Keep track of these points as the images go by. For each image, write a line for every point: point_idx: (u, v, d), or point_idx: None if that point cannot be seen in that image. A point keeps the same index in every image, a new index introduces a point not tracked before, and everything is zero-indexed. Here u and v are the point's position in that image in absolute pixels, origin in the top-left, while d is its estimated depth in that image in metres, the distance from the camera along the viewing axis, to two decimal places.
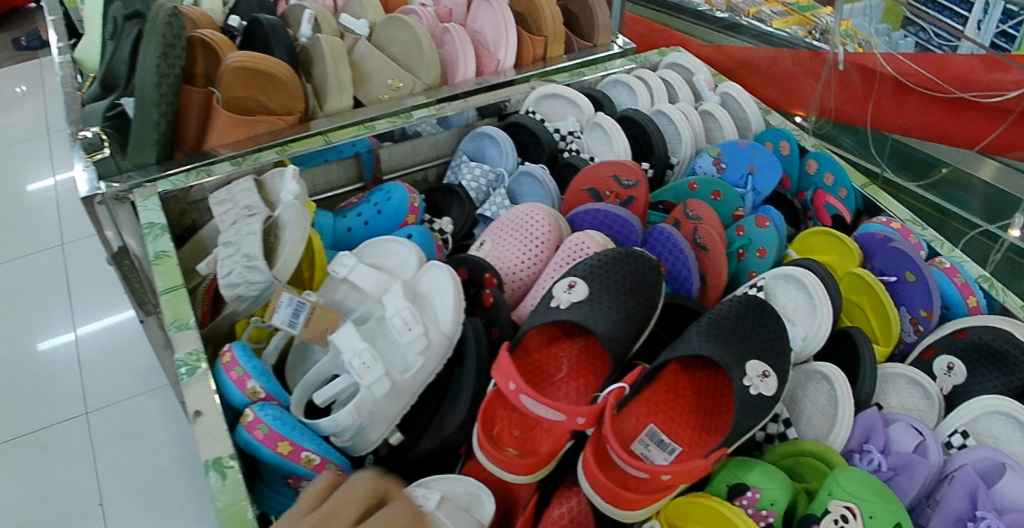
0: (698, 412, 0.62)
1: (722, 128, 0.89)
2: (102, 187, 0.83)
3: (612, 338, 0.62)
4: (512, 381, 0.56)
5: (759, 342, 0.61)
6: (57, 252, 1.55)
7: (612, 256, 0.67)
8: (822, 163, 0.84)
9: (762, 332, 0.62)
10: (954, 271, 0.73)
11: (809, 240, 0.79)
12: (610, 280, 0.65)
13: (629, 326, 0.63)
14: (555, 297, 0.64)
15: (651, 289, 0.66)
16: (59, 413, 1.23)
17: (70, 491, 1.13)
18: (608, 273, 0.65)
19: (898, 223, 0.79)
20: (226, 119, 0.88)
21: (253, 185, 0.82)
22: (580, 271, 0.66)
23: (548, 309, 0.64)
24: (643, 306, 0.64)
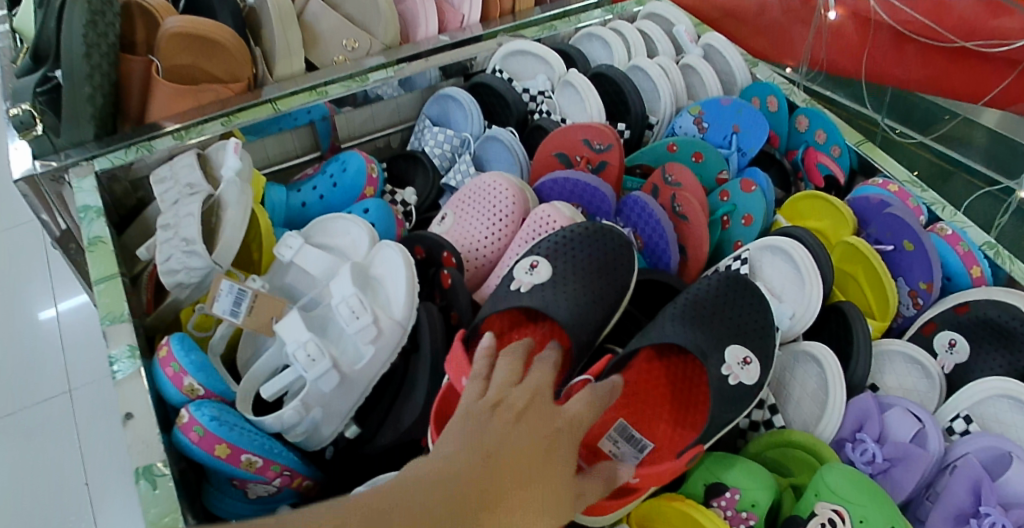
0: (673, 403, 0.57)
1: (704, 83, 0.82)
2: (37, 168, 0.76)
3: (577, 324, 0.57)
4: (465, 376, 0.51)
5: (742, 324, 0.56)
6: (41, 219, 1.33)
7: (581, 231, 0.61)
8: (813, 118, 0.77)
9: (745, 314, 0.57)
10: (956, 238, 0.68)
11: (795, 205, 0.74)
12: (577, 259, 0.60)
13: (597, 310, 0.58)
14: (516, 278, 0.59)
15: (622, 267, 0.60)
16: (34, 395, 1.07)
17: (52, 481, 0.97)
18: (574, 251, 0.60)
19: (896, 185, 0.72)
20: (167, 90, 0.79)
21: (195, 160, 0.74)
22: (545, 249, 0.61)
23: (506, 292, 0.58)
24: (612, 287, 0.59)
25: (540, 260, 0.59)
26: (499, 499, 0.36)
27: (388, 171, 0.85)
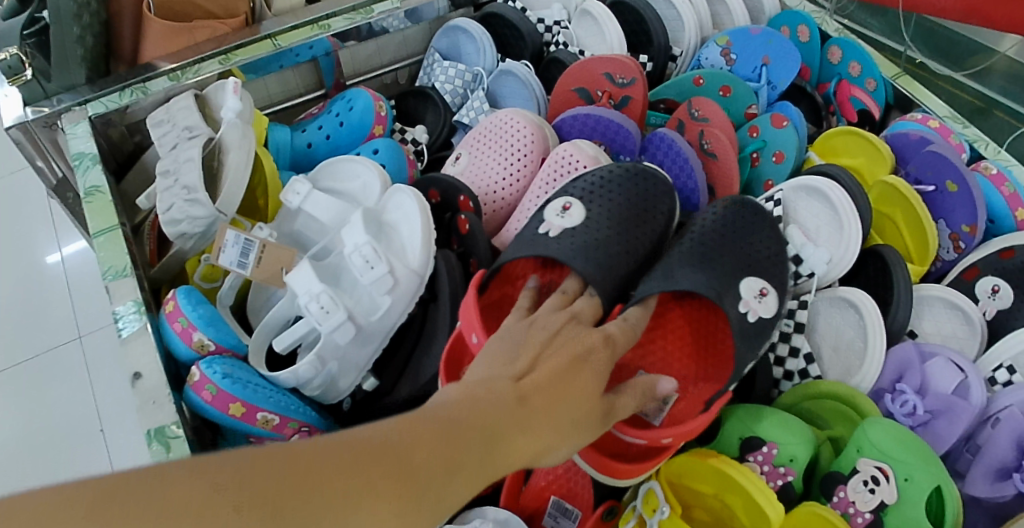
0: (694, 350, 0.56)
1: (731, 12, 0.76)
2: (27, 114, 0.72)
3: (606, 271, 0.51)
4: (475, 334, 0.48)
5: (753, 255, 0.55)
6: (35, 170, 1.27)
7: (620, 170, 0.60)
8: (847, 50, 0.71)
9: (754, 244, 0.56)
10: (1001, 178, 0.64)
11: (829, 142, 0.69)
12: (613, 203, 0.57)
13: (629, 257, 0.54)
14: (546, 221, 0.56)
15: (654, 212, 0.57)
16: (50, 337, 1.06)
17: (68, 423, 0.97)
18: (611, 194, 0.57)
19: (937, 120, 0.68)
20: (159, 28, 0.75)
21: (192, 103, 0.70)
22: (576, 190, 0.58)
23: (534, 233, 0.55)
24: (644, 233, 0.56)
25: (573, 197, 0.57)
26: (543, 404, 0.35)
27: (397, 109, 0.80)
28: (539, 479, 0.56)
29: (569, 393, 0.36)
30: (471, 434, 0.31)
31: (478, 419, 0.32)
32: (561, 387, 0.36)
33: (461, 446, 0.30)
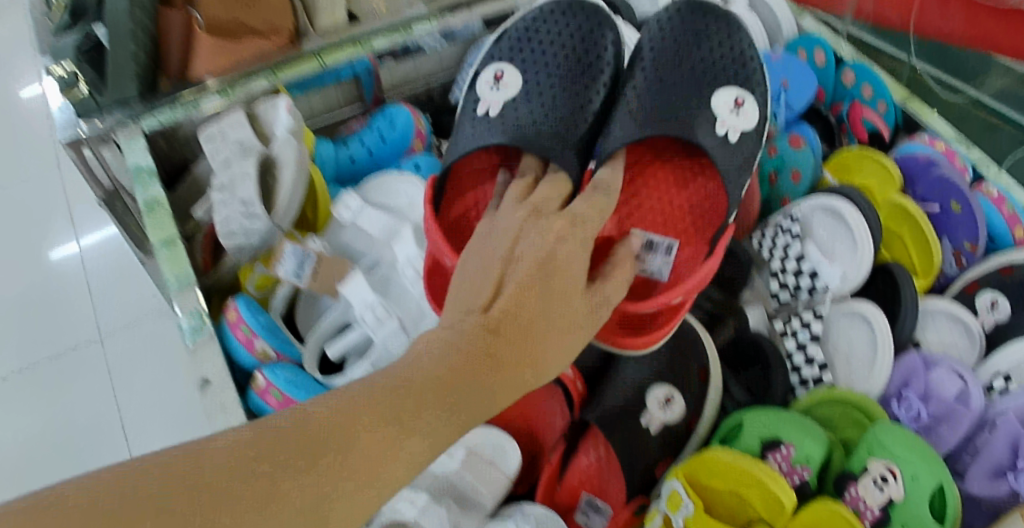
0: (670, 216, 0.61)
1: (754, 34, 0.79)
2: (84, 133, 0.77)
3: (562, 130, 0.59)
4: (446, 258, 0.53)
5: (692, 90, 0.62)
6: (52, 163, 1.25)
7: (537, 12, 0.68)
8: (859, 73, 0.76)
9: (687, 80, 0.63)
10: (1002, 199, 0.69)
11: (843, 160, 0.74)
12: (547, 66, 0.64)
13: (577, 112, 0.61)
14: (487, 100, 0.63)
15: (590, 66, 0.64)
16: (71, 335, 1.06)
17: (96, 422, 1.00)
18: (542, 60, 0.64)
19: (943, 143, 0.73)
20: (207, 44, 0.78)
21: (243, 118, 0.74)
22: (501, 59, 0.65)
23: (475, 115, 0.62)
24: (582, 83, 0.63)
25: (501, 67, 0.64)
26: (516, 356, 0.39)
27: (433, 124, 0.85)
28: (571, 477, 0.58)
29: (538, 326, 0.40)
30: (447, 381, 0.36)
31: (454, 362, 0.37)
32: (533, 316, 0.40)
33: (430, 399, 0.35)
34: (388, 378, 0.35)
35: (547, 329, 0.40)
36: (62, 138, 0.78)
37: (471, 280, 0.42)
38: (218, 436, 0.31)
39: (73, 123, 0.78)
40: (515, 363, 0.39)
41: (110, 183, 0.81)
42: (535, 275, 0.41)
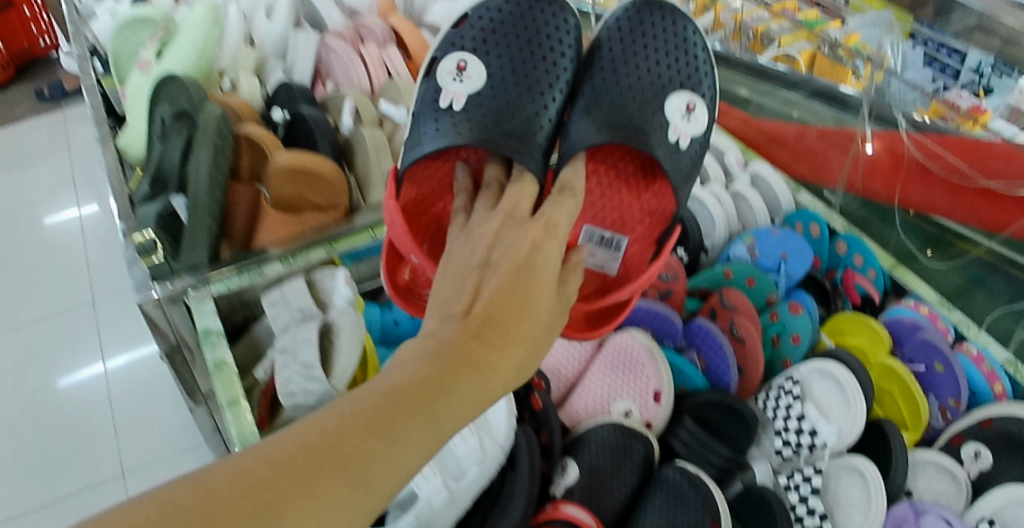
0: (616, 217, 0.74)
1: (753, 208, 0.93)
2: (156, 292, 0.84)
3: (522, 127, 0.69)
4: (412, 254, 0.62)
5: (631, 100, 0.73)
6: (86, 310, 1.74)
7: (507, 11, 0.79)
8: (851, 244, 0.89)
9: (630, 93, 0.74)
10: (980, 358, 0.79)
11: (839, 324, 0.84)
12: (506, 75, 0.75)
13: (526, 104, 0.72)
14: (452, 93, 0.73)
15: (539, 69, 0.75)
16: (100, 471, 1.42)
17: None
18: (500, 69, 0.75)
19: (926, 307, 0.84)
20: (276, 219, 0.91)
21: (304, 286, 0.85)
22: (467, 49, 0.77)
23: (438, 107, 0.72)
24: (532, 85, 0.74)
25: (466, 59, 0.76)
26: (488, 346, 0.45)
27: None
28: None
29: (511, 335, 0.46)
30: (429, 383, 0.42)
31: (433, 368, 0.43)
32: (506, 320, 0.46)
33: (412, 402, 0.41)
34: (379, 390, 0.42)
35: (518, 332, 0.46)
36: (134, 296, 0.84)
37: (457, 288, 0.48)
38: (235, 457, 0.38)
39: (145, 284, 0.84)
40: (485, 361, 0.45)
41: (174, 339, 0.91)
42: (505, 284, 0.47)
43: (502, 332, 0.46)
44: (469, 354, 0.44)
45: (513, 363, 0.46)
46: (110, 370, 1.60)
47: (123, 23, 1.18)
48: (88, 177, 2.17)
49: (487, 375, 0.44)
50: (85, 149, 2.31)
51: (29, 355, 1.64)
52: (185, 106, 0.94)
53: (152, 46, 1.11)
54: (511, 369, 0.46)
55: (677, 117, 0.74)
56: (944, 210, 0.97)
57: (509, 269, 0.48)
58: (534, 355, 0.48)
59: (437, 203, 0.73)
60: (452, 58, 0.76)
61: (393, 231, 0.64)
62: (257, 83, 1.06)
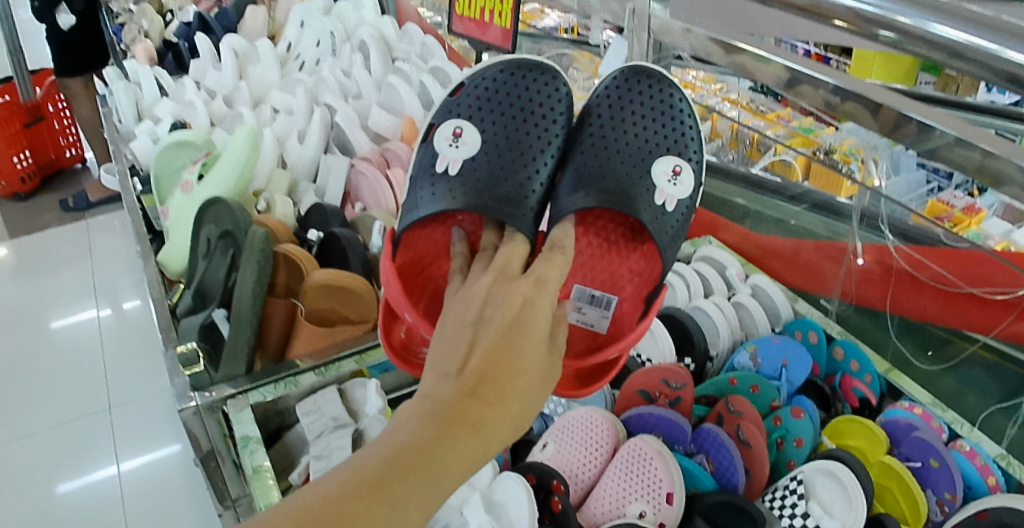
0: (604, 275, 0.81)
1: (754, 317, 1.04)
2: (196, 400, 0.90)
3: (513, 193, 0.76)
4: (407, 313, 0.67)
5: (615, 165, 0.81)
6: (104, 416, 1.94)
7: (503, 81, 0.87)
8: (847, 350, 0.97)
9: (616, 158, 0.82)
10: (973, 453, 0.84)
11: (839, 426, 0.90)
12: (496, 142, 0.82)
13: (515, 172, 0.79)
14: (448, 157, 0.81)
15: (527, 138, 0.83)
16: None
17: None
18: (491, 134, 0.83)
19: (920, 407, 0.90)
20: (308, 331, 0.99)
21: (337, 395, 0.93)
22: (463, 116, 0.85)
23: (434, 171, 0.80)
24: (519, 153, 0.81)
25: (461, 125, 0.83)
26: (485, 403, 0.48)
27: None
28: None
29: (506, 390, 0.49)
30: (432, 440, 0.45)
31: (433, 425, 0.46)
32: (500, 375, 0.49)
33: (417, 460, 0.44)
34: (383, 450, 0.44)
35: (512, 387, 0.49)
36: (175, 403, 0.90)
37: (453, 347, 0.52)
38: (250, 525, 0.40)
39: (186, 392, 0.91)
40: (484, 416, 0.47)
41: (208, 445, 0.93)
42: (498, 342, 0.51)
43: (498, 387, 0.49)
44: (469, 411, 0.47)
45: (511, 417, 0.49)
46: (124, 471, 1.77)
47: (167, 146, 1.28)
48: (128, 291, 2.43)
49: (486, 431, 0.47)
50: (109, 267, 2.58)
51: (61, 450, 1.84)
52: (229, 226, 1.04)
53: (194, 168, 1.21)
54: (508, 424, 0.48)
55: (661, 175, 0.81)
56: (937, 313, 1.09)
57: (502, 328, 0.52)
58: (530, 408, 0.50)
59: (433, 265, 0.79)
60: (449, 125, 0.84)
61: (389, 290, 0.68)
62: (291, 204, 1.17)
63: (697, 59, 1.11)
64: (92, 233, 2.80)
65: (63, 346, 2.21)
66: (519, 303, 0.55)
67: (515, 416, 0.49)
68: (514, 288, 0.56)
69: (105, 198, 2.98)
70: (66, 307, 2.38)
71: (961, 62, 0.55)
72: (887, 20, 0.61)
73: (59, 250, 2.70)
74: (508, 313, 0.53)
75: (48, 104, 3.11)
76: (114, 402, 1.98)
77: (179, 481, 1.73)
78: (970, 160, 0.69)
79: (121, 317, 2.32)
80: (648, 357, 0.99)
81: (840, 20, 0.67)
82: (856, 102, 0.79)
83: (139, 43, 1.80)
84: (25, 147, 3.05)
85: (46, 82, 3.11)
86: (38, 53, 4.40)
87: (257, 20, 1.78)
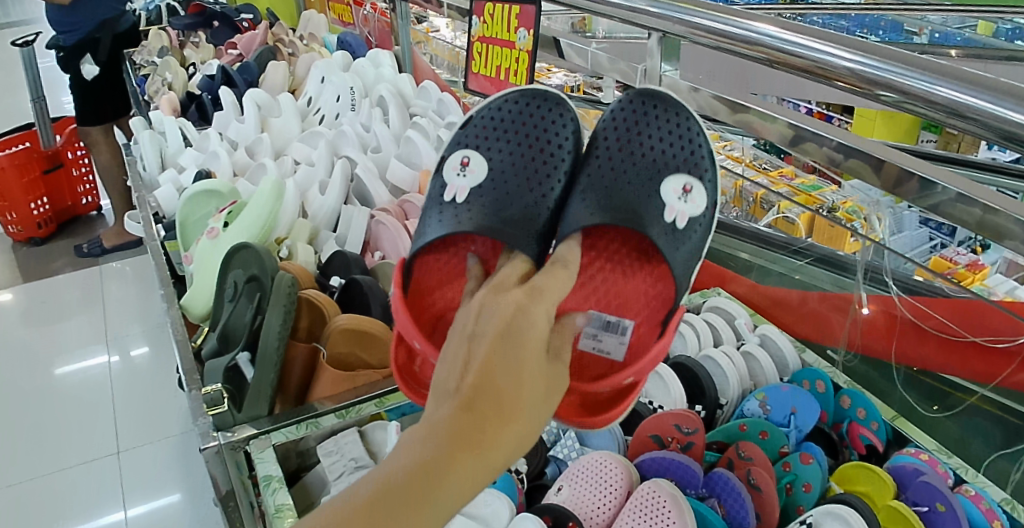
0: (617, 299, 0.80)
1: (763, 366, 1.07)
2: (218, 439, 0.94)
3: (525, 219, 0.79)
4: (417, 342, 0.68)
5: (627, 185, 0.82)
6: (112, 460, 1.95)
7: (511, 112, 0.90)
8: (854, 398, 1.00)
9: (626, 179, 0.83)
10: (978, 497, 0.86)
11: (847, 472, 0.92)
12: (503, 168, 0.85)
13: (519, 195, 0.82)
14: (456, 183, 0.84)
15: (533, 164, 0.85)
16: None
17: None
18: (498, 159, 0.86)
19: (926, 453, 0.93)
20: (330, 375, 1.01)
21: (358, 437, 0.95)
22: (471, 146, 0.88)
23: (443, 200, 0.83)
24: (524, 178, 0.84)
25: (470, 155, 0.87)
26: (490, 425, 0.49)
27: None
28: None
29: (508, 405, 0.50)
30: (438, 457, 0.46)
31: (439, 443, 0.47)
32: (502, 389, 0.50)
33: (421, 485, 0.45)
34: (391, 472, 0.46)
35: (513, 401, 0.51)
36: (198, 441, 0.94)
37: (454, 363, 0.53)
38: None
39: (209, 432, 0.95)
40: (488, 430, 0.49)
41: (226, 486, 0.94)
42: (495, 356, 0.52)
43: (498, 401, 0.50)
44: (472, 427, 0.48)
45: (514, 431, 0.50)
46: (130, 516, 1.78)
47: (193, 194, 1.33)
48: (141, 335, 2.47)
49: (491, 444, 0.48)
50: (120, 311, 2.62)
51: (68, 494, 1.85)
52: (256, 270, 1.08)
53: (220, 216, 1.26)
54: (513, 437, 0.50)
55: (670, 189, 0.83)
56: (939, 362, 1.12)
57: (500, 340, 0.53)
58: (532, 429, 0.51)
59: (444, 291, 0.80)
60: (457, 155, 0.88)
61: (399, 319, 0.70)
62: (312, 252, 1.21)
63: (704, 116, 1.17)
64: (105, 278, 2.85)
65: (73, 389, 2.23)
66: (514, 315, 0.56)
67: (518, 428, 0.50)
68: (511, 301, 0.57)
69: (119, 244, 3.04)
70: (78, 351, 2.41)
71: (961, 123, 0.59)
72: (885, 82, 0.67)
73: (72, 294, 2.75)
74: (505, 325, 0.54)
75: (68, 151, 3.20)
76: (123, 447, 1.99)
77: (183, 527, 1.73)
78: (971, 214, 0.73)
79: (131, 361, 2.35)
80: (659, 404, 1.02)
81: (842, 81, 0.74)
82: (859, 159, 0.85)
83: (165, 95, 1.88)
84: (43, 193, 3.12)
85: (66, 130, 3.20)
86: (56, 103, 4.53)
87: (279, 75, 1.86)
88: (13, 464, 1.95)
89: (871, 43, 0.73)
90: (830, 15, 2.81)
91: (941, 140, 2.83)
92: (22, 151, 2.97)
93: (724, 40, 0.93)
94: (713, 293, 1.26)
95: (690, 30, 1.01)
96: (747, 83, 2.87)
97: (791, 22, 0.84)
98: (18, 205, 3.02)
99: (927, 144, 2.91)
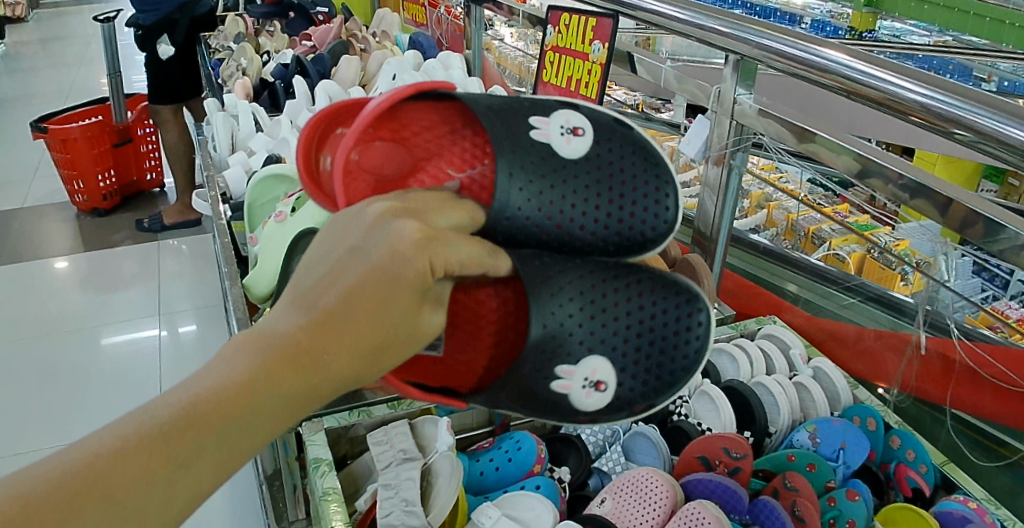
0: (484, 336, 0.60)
1: (814, 399, 1.07)
2: None
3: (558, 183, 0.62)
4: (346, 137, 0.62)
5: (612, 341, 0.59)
6: None
7: (635, 168, 0.64)
8: (904, 439, 0.99)
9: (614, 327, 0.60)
10: None
11: (892, 512, 0.92)
12: (587, 166, 0.63)
13: (579, 182, 0.63)
14: (564, 122, 0.66)
15: (620, 199, 0.63)
16: None
17: None
18: (594, 158, 0.64)
19: (974, 502, 0.90)
20: None
21: (408, 429, 0.94)
22: (598, 124, 0.66)
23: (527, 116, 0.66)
24: (590, 182, 0.63)
25: (584, 130, 0.65)
26: (395, 350, 0.41)
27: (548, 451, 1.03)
28: None
29: (346, 366, 0.39)
30: (211, 415, 0.35)
31: (212, 401, 0.35)
32: (348, 337, 0.39)
33: (313, 379, 0.38)
34: (152, 413, 0.35)
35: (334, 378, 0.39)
36: None
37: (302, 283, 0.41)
38: (109, 432, 0.34)
39: None
40: (291, 402, 0.38)
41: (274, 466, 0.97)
42: (351, 330, 0.39)
43: (318, 374, 0.38)
44: (301, 380, 0.38)
45: (396, 349, 0.41)
46: None
47: (263, 177, 1.37)
48: (191, 311, 2.56)
49: (287, 413, 0.38)
50: (172, 287, 2.71)
51: None
52: None
53: (288, 201, 1.30)
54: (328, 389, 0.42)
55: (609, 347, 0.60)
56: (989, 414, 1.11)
57: (409, 262, 0.41)
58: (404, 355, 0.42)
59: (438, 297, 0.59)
60: (580, 118, 0.67)
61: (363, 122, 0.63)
62: None
63: (775, 143, 1.15)
64: (161, 253, 2.95)
65: (124, 359, 2.31)
66: (424, 274, 0.41)
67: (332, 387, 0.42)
68: (412, 248, 0.42)
69: (179, 221, 3.13)
70: (129, 321, 2.49)
71: None
72: (960, 119, 0.66)
73: (128, 266, 2.85)
74: (390, 258, 0.41)
75: (139, 128, 3.32)
76: None
77: (221, 509, 1.78)
78: None
79: (180, 336, 2.42)
80: (708, 426, 1.02)
81: (914, 115, 0.73)
82: (925, 199, 0.85)
83: (240, 80, 1.95)
84: (111, 165, 3.25)
85: (137, 107, 3.32)
86: (128, 83, 4.72)
87: (352, 70, 1.91)
88: (60, 425, 2.03)
89: (946, 80, 0.72)
90: (899, 54, 2.79)
91: (1002, 190, 2.82)
92: (94, 124, 3.10)
93: (796, 66, 0.93)
94: (772, 317, 1.28)
95: (765, 54, 1.00)
96: (812, 115, 2.83)
97: (865, 53, 0.85)
98: (86, 174, 3.15)
99: (987, 193, 2.90)
